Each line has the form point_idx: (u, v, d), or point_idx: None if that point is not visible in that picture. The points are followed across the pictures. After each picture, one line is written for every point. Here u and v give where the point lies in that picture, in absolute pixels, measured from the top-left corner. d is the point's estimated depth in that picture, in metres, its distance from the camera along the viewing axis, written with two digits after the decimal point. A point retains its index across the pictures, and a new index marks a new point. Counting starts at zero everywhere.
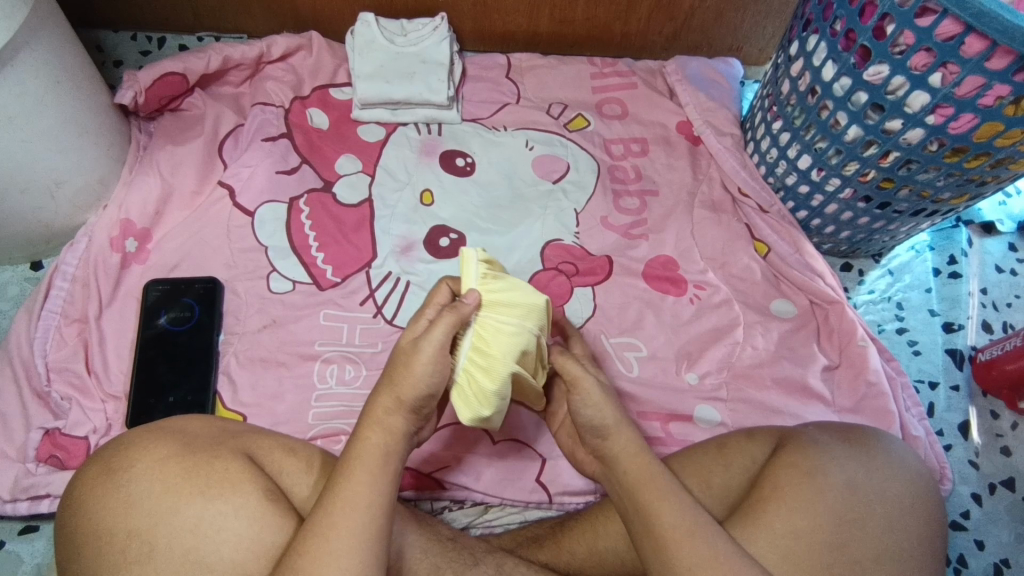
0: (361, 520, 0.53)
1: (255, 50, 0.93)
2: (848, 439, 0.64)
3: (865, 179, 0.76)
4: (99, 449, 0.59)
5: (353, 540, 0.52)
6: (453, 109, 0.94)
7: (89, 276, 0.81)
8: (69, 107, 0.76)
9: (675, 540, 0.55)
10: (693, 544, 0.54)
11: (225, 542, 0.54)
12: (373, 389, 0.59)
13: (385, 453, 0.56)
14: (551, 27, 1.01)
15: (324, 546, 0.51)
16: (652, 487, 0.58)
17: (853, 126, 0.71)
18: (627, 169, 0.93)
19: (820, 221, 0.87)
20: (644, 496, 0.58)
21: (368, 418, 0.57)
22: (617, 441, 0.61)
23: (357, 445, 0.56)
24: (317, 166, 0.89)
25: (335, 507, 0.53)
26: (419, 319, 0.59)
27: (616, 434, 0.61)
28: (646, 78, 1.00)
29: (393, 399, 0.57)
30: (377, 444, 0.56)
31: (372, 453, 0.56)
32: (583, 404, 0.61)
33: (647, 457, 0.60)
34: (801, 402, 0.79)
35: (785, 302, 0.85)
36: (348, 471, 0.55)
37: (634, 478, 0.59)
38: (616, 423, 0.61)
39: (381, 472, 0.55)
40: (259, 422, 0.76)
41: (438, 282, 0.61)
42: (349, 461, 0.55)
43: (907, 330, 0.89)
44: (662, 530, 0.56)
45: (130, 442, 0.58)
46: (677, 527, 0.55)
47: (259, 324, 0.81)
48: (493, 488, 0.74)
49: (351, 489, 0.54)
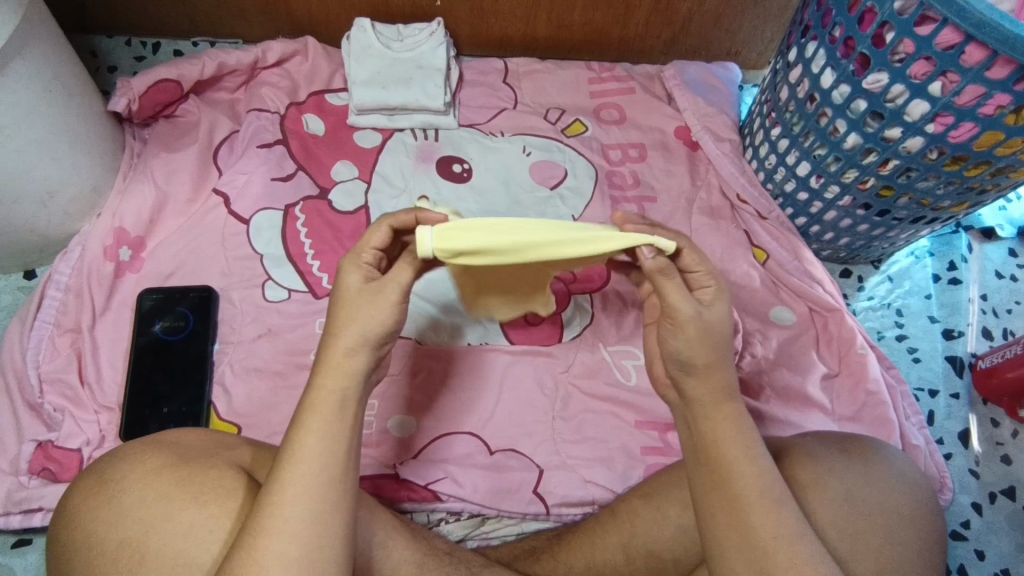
0: (314, 469, 0.50)
1: (250, 56, 0.92)
2: (845, 451, 0.63)
3: (864, 186, 0.75)
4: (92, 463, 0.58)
5: (310, 491, 0.50)
6: (450, 114, 0.93)
7: (82, 285, 0.80)
8: (61, 115, 0.75)
9: (751, 507, 0.53)
10: (775, 511, 0.53)
11: (217, 543, 0.53)
12: (327, 321, 0.54)
13: (342, 398, 0.52)
14: (548, 32, 1.00)
15: (279, 497, 0.49)
16: (733, 441, 0.55)
17: (852, 133, 0.70)
18: (625, 175, 0.92)
19: (820, 228, 0.86)
20: (727, 453, 0.55)
21: (324, 364, 0.53)
22: (703, 383, 0.56)
23: (317, 394, 0.52)
24: (313, 173, 0.89)
25: (296, 462, 0.50)
26: (354, 261, 0.55)
27: (706, 374, 0.56)
28: (644, 83, 0.99)
29: (362, 338, 0.53)
30: (334, 390, 0.52)
31: (327, 400, 0.52)
32: (678, 336, 0.55)
33: (729, 406, 0.56)
34: (800, 411, 0.79)
35: (784, 310, 0.84)
36: (310, 424, 0.51)
37: (706, 420, 0.56)
38: (707, 365, 0.56)
39: (338, 417, 0.52)
40: (254, 434, 0.76)
41: (378, 221, 0.55)
42: (301, 414, 0.52)
43: (907, 337, 0.88)
44: (744, 493, 0.53)
45: (124, 453, 0.57)
46: (761, 494, 0.53)
47: (254, 334, 0.80)
48: (489, 500, 0.73)
49: (303, 443, 0.51)
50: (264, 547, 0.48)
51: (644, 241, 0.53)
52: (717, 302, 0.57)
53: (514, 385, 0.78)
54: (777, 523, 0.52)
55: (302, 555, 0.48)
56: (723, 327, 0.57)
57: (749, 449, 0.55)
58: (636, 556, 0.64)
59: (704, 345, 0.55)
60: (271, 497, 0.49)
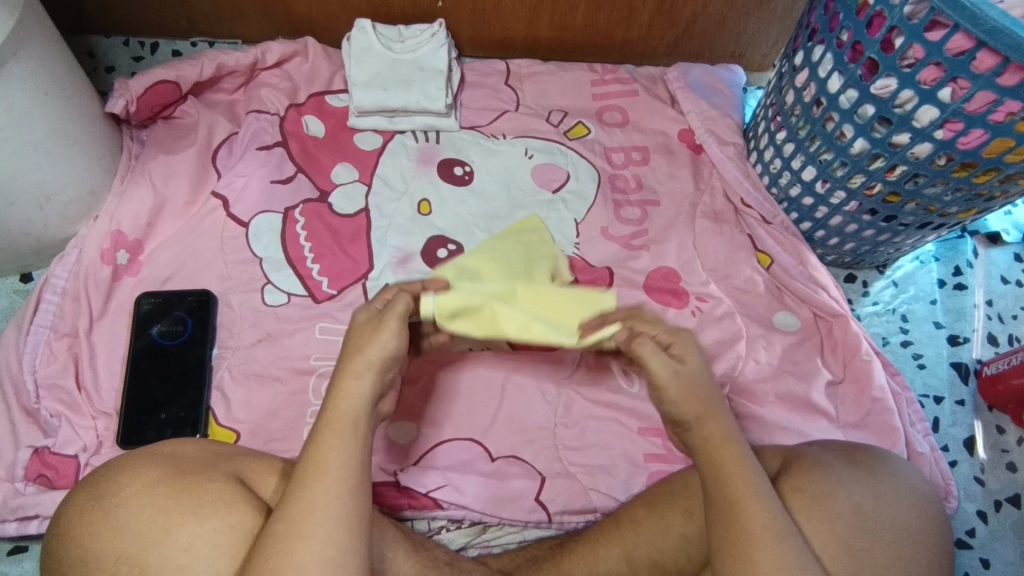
0: (338, 479, 0.52)
1: (249, 57, 0.91)
2: (853, 460, 0.63)
3: (871, 192, 0.74)
4: (89, 475, 0.57)
5: (332, 496, 0.51)
6: (451, 116, 0.92)
7: (79, 289, 0.79)
8: (58, 117, 0.74)
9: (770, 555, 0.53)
10: (779, 545, 0.53)
11: (220, 556, 0.52)
12: (338, 364, 0.56)
13: (354, 417, 0.54)
14: (551, 34, 0.99)
15: (310, 502, 0.51)
16: (741, 483, 0.55)
17: (859, 139, 0.70)
18: (628, 179, 0.92)
19: (824, 232, 0.86)
20: (737, 498, 0.55)
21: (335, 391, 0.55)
22: (701, 432, 0.58)
23: (334, 411, 0.54)
24: (313, 175, 0.88)
25: (318, 469, 0.52)
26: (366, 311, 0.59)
27: (700, 425, 0.58)
28: (647, 85, 0.98)
29: (372, 366, 0.55)
30: (348, 409, 0.54)
31: (343, 417, 0.54)
32: (665, 400, 0.59)
33: (726, 439, 0.57)
34: (804, 419, 0.78)
35: (788, 315, 0.84)
36: (326, 438, 0.53)
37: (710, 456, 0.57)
38: (698, 418, 0.58)
39: (352, 431, 0.54)
40: (253, 440, 0.75)
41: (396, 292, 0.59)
42: (318, 427, 0.54)
43: (912, 343, 0.88)
44: (748, 527, 0.54)
45: (119, 467, 0.56)
46: (765, 528, 0.54)
47: (253, 338, 0.80)
48: (490, 508, 0.72)
49: (324, 452, 0.52)
50: (302, 549, 0.49)
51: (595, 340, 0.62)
52: (693, 355, 0.60)
53: (515, 392, 0.77)
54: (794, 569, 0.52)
55: (336, 555, 0.49)
56: (702, 377, 0.60)
57: (759, 493, 0.55)
58: (639, 565, 0.64)
59: (692, 396, 0.58)
60: (299, 502, 0.51)
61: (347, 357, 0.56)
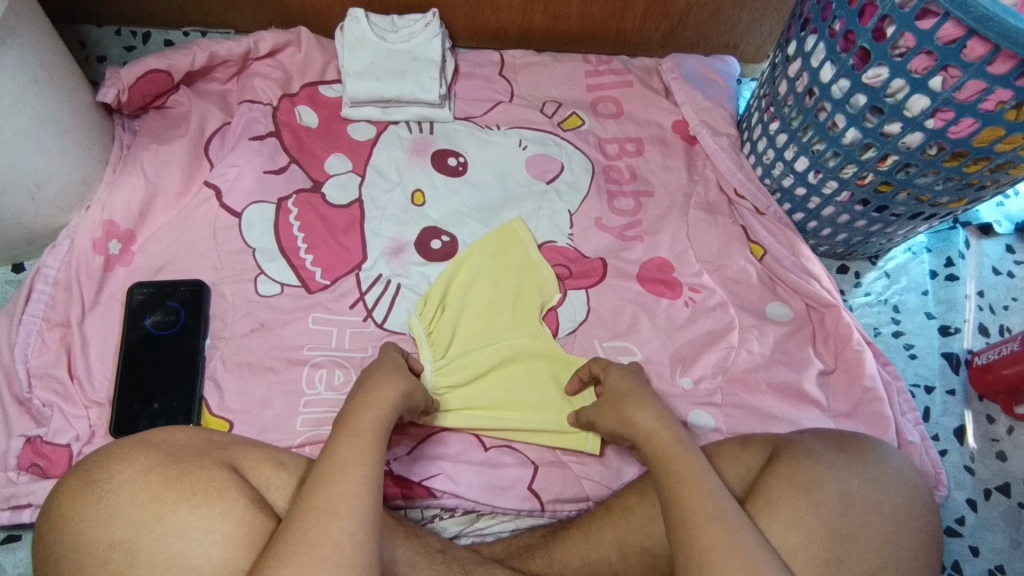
0: (367, 472, 0.56)
1: (242, 46, 0.91)
2: (844, 448, 0.63)
3: (863, 182, 0.74)
4: (79, 463, 0.57)
5: (365, 483, 0.55)
6: (445, 107, 0.92)
7: (71, 279, 0.79)
8: (49, 105, 0.73)
9: (723, 559, 0.52)
10: (710, 527, 0.54)
11: (214, 544, 0.52)
12: (362, 386, 0.63)
13: (379, 421, 0.60)
14: (545, 24, 0.99)
15: (345, 485, 0.54)
16: (687, 483, 0.57)
17: (851, 129, 0.70)
18: (622, 170, 0.92)
19: (817, 223, 0.85)
20: (683, 493, 0.56)
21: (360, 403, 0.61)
22: (639, 424, 0.63)
23: (366, 411, 0.60)
24: (306, 165, 0.88)
25: (351, 459, 0.56)
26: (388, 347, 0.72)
27: (631, 422, 0.64)
28: (641, 76, 0.98)
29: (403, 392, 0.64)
30: (378, 417, 0.60)
31: (368, 422, 0.59)
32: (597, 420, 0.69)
33: (670, 431, 0.61)
34: (796, 409, 0.78)
35: (781, 306, 0.84)
36: (358, 433, 0.58)
37: (664, 455, 0.60)
38: (637, 424, 0.63)
39: (378, 436, 0.59)
40: (246, 429, 0.75)
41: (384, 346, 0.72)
42: (353, 423, 0.59)
43: (903, 334, 0.88)
44: (689, 510, 0.55)
45: (112, 453, 0.56)
46: (711, 513, 0.55)
47: (247, 328, 0.80)
48: (483, 497, 0.72)
49: (356, 449, 0.57)
50: (336, 528, 0.52)
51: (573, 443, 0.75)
52: (610, 371, 0.70)
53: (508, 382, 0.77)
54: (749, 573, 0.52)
55: (366, 539, 0.53)
56: (621, 381, 0.68)
57: (706, 493, 0.56)
58: (632, 553, 0.64)
59: (609, 406, 0.67)
60: (336, 485, 0.54)
61: (377, 379, 0.64)
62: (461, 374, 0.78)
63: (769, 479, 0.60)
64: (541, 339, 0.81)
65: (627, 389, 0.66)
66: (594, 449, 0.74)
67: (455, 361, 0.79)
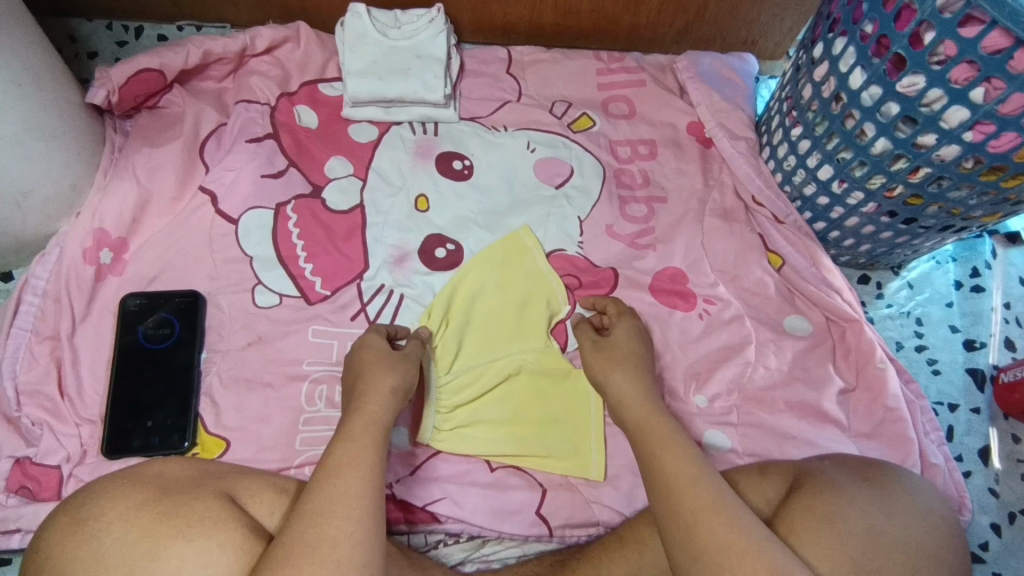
0: (364, 470, 0.56)
1: (238, 43, 0.87)
2: (867, 478, 0.61)
3: (891, 194, 0.70)
4: (66, 501, 0.54)
5: (364, 486, 0.55)
6: (450, 107, 0.88)
7: (61, 290, 0.76)
8: (35, 109, 0.69)
9: (713, 521, 0.52)
10: (692, 488, 0.54)
11: None
12: (359, 389, 0.65)
13: (375, 422, 0.61)
14: (555, 19, 0.94)
15: (345, 488, 0.55)
16: (669, 448, 0.58)
17: (880, 138, 0.66)
18: (634, 174, 0.88)
19: (839, 234, 0.82)
20: (664, 458, 0.57)
21: (357, 407, 0.62)
22: (619, 383, 0.66)
23: (361, 415, 0.61)
24: (305, 169, 0.84)
25: (344, 462, 0.57)
26: (374, 330, 0.72)
27: (624, 368, 0.66)
28: (655, 74, 0.94)
29: (400, 388, 0.66)
30: (377, 417, 0.62)
31: (366, 420, 0.61)
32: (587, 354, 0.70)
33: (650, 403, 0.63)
34: (815, 428, 0.75)
35: (800, 319, 0.81)
36: (354, 437, 0.59)
37: (643, 422, 0.61)
38: (623, 369, 0.66)
39: (375, 438, 0.60)
40: (243, 448, 0.72)
41: (370, 328, 0.72)
42: (345, 431, 0.60)
43: (926, 348, 0.85)
44: (674, 474, 0.55)
45: (101, 490, 0.53)
46: (693, 472, 0.55)
47: (244, 341, 0.77)
48: (490, 522, 0.70)
49: (354, 450, 0.58)
50: (336, 525, 0.52)
51: (579, 470, 0.72)
52: (622, 318, 0.73)
53: None
54: (745, 536, 0.51)
55: (365, 537, 0.52)
56: (627, 336, 0.70)
57: (687, 456, 0.57)
58: None
59: (607, 354, 0.69)
60: (333, 487, 0.54)
61: (370, 379, 0.65)
62: (465, 392, 0.75)
63: (794, 520, 0.57)
64: (548, 355, 0.78)
65: (627, 347, 0.69)
66: (598, 475, 0.72)
67: (460, 376, 0.76)
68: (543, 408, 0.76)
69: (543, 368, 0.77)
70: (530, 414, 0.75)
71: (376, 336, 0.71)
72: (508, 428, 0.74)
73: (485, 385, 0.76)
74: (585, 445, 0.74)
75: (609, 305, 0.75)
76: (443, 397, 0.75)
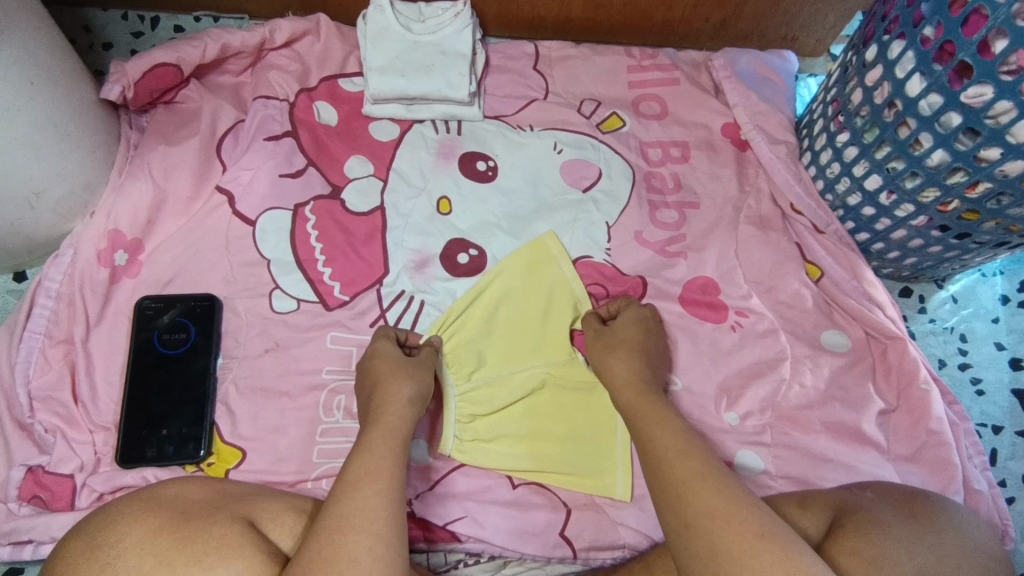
0: (384, 486, 0.54)
1: (256, 36, 0.84)
2: (913, 515, 0.58)
3: (945, 208, 0.66)
4: (82, 524, 0.52)
5: (388, 507, 0.53)
6: (475, 105, 0.85)
7: (75, 293, 0.74)
8: (48, 108, 0.67)
9: (701, 489, 0.53)
10: (684, 457, 0.56)
11: None
12: (375, 399, 0.63)
13: (392, 432, 0.60)
14: (585, 13, 0.90)
15: (365, 502, 0.53)
16: (661, 426, 0.60)
17: (938, 150, 0.62)
18: (666, 177, 0.84)
19: (883, 245, 0.78)
20: (656, 435, 0.59)
21: (376, 418, 0.61)
22: (616, 367, 0.68)
23: (379, 426, 0.60)
24: (324, 168, 0.82)
25: (361, 475, 0.55)
26: (382, 336, 0.71)
27: (622, 355, 0.69)
28: (689, 72, 0.90)
29: (418, 397, 0.64)
30: (397, 427, 0.60)
31: (386, 429, 0.60)
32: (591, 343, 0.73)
33: (641, 385, 0.66)
34: (852, 450, 0.72)
35: (838, 334, 0.77)
36: (372, 448, 0.58)
37: (637, 404, 0.64)
38: (620, 355, 0.69)
39: (393, 448, 0.58)
40: (259, 459, 0.70)
41: (377, 333, 0.71)
42: (364, 442, 0.58)
43: (970, 366, 0.81)
44: (660, 446, 0.58)
45: (117, 514, 0.51)
46: (682, 442, 0.58)
47: (261, 348, 0.74)
48: (512, 542, 0.68)
49: (373, 462, 0.56)
50: (353, 541, 0.50)
51: (604, 491, 0.70)
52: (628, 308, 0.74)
53: None
54: (734, 503, 0.52)
55: (384, 554, 0.50)
56: (631, 325, 0.72)
57: (678, 431, 0.59)
58: None
59: (606, 342, 0.71)
60: (352, 501, 0.52)
61: (387, 390, 0.64)
62: (485, 405, 0.73)
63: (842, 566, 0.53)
64: (573, 369, 0.75)
65: (626, 334, 0.71)
66: (624, 496, 0.70)
67: (481, 388, 0.74)
68: (566, 424, 0.73)
69: (566, 381, 0.75)
70: (552, 430, 0.72)
71: (387, 343, 0.69)
72: (530, 444, 0.72)
73: (505, 398, 0.73)
74: (610, 464, 0.71)
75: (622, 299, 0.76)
76: (462, 409, 0.73)
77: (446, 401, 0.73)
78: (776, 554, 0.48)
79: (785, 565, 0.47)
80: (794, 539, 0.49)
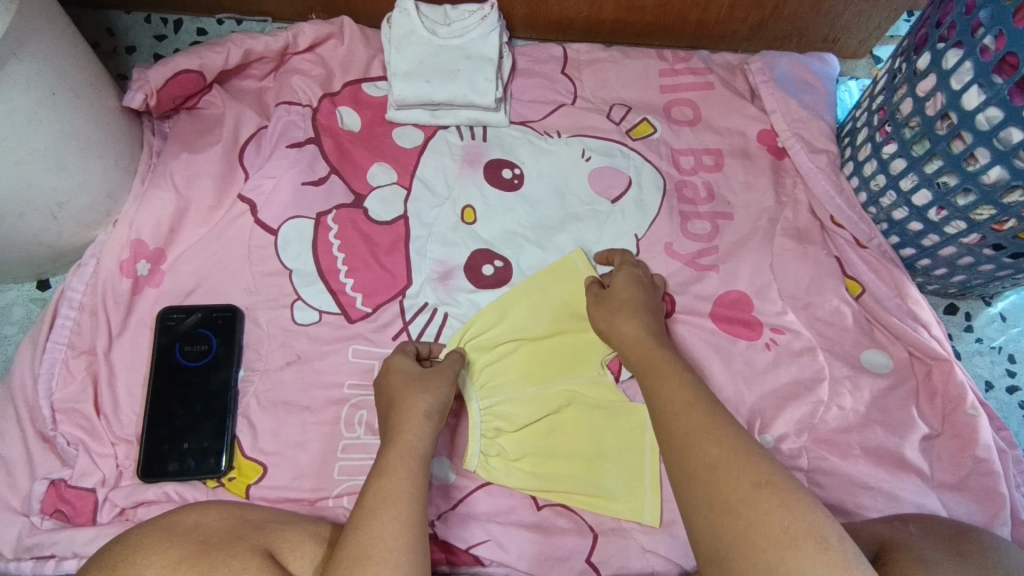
0: (403, 512, 0.53)
1: (279, 41, 0.82)
2: (961, 554, 0.54)
3: (1000, 227, 0.63)
4: (98, 553, 0.51)
5: (409, 536, 0.51)
6: (501, 110, 0.82)
7: (97, 304, 0.73)
8: (70, 119, 0.66)
9: (704, 440, 0.51)
10: (690, 409, 0.54)
11: None
12: (393, 416, 0.61)
13: (412, 451, 0.58)
14: (616, 15, 0.87)
15: (383, 530, 0.51)
16: (671, 380, 0.58)
17: (995, 167, 0.59)
18: (698, 186, 0.81)
19: (930, 262, 0.74)
20: (661, 390, 0.57)
21: (395, 436, 0.59)
22: (621, 329, 0.66)
23: (397, 445, 0.58)
24: (347, 176, 0.80)
25: (381, 500, 0.53)
26: (398, 353, 0.69)
27: (627, 317, 0.66)
28: (724, 76, 0.86)
29: (437, 410, 0.62)
30: (415, 445, 0.58)
31: (405, 449, 0.58)
32: (593, 309, 0.70)
33: (647, 343, 0.64)
34: (893, 477, 0.68)
35: (879, 354, 0.73)
36: (391, 470, 0.56)
37: (643, 359, 0.62)
38: (625, 317, 0.66)
39: (414, 467, 0.56)
40: (279, 475, 0.69)
41: (397, 347, 0.70)
42: (383, 464, 0.57)
43: (1019, 389, 0.77)
44: (662, 402, 0.56)
45: (137, 546, 0.50)
46: (690, 393, 0.56)
47: (283, 360, 0.73)
48: (536, 568, 0.66)
49: (392, 484, 0.54)
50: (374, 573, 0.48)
51: (632, 514, 0.68)
52: (627, 267, 0.72)
53: None
54: (735, 452, 0.49)
55: None
56: (634, 288, 0.69)
57: (685, 383, 0.57)
58: None
59: (608, 304, 0.68)
60: (370, 531, 0.51)
61: (401, 405, 0.62)
62: (510, 422, 0.71)
63: None
64: (601, 387, 0.73)
65: (626, 294, 0.69)
66: (653, 520, 0.67)
67: (506, 405, 0.72)
68: (592, 444, 0.70)
69: (593, 398, 0.72)
70: (578, 449, 0.70)
71: (401, 358, 0.67)
72: (555, 463, 0.70)
73: (530, 415, 0.72)
74: (638, 487, 0.69)
75: (618, 257, 0.75)
76: (487, 427, 0.71)
77: (470, 417, 0.71)
78: (774, 501, 0.46)
79: (783, 512, 0.46)
80: (795, 487, 0.47)
